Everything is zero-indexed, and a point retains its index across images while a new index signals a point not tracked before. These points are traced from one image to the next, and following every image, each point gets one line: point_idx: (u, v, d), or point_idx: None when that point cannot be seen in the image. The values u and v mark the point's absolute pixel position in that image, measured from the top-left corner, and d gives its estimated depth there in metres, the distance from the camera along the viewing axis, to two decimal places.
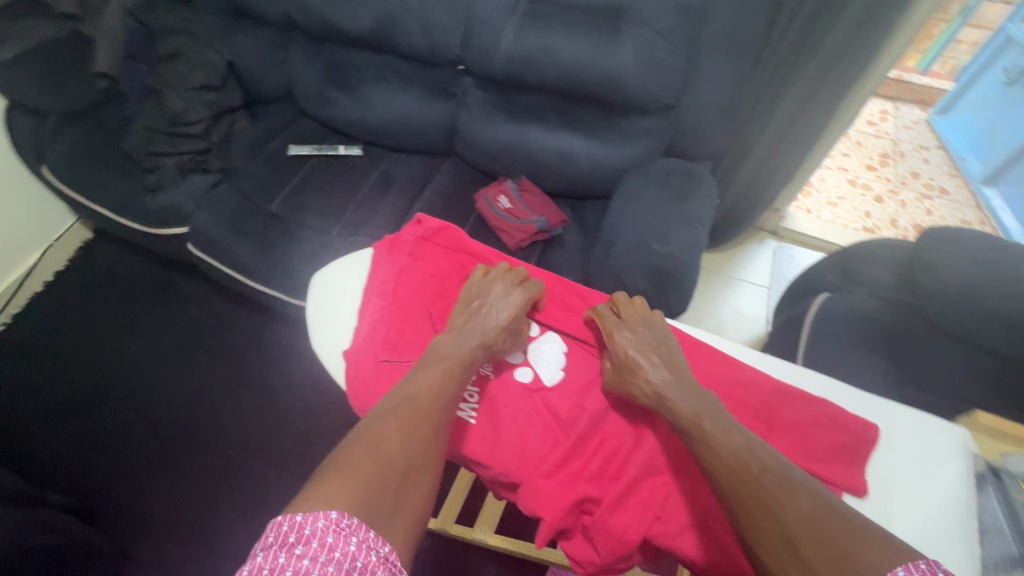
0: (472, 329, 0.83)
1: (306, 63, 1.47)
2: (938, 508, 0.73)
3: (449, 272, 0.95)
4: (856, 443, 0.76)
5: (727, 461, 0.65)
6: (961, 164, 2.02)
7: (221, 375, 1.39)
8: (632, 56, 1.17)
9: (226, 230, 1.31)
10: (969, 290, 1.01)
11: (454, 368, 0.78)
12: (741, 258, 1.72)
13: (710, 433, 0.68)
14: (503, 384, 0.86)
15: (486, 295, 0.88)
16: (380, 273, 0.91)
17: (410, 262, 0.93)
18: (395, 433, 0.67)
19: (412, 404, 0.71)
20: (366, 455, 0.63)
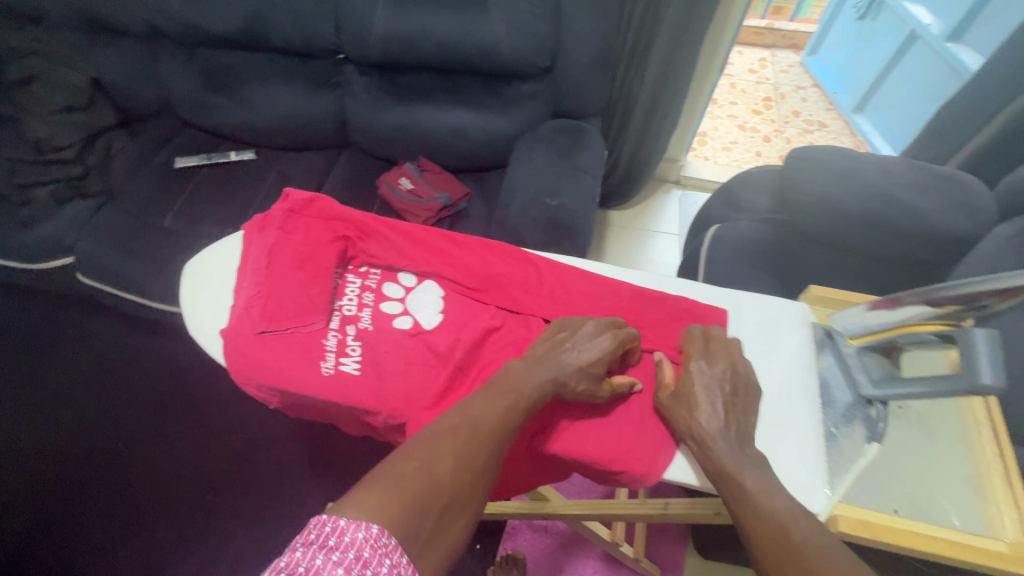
0: (545, 364, 0.63)
1: (175, 70, 1.40)
2: (797, 377, 0.64)
3: (319, 242, 0.73)
4: (711, 328, 0.68)
5: (763, 526, 0.50)
6: (833, 98, 2.20)
7: (140, 406, 1.37)
8: (501, 23, 1.17)
9: (117, 253, 1.25)
10: (827, 202, 1.11)
11: (515, 412, 0.57)
12: (652, 211, 1.86)
13: (753, 492, 0.53)
14: (378, 331, 0.69)
15: (580, 330, 0.66)
16: (251, 253, 0.72)
17: (280, 239, 0.73)
18: (452, 454, 0.51)
19: (472, 424, 0.55)
20: (417, 471, 0.49)
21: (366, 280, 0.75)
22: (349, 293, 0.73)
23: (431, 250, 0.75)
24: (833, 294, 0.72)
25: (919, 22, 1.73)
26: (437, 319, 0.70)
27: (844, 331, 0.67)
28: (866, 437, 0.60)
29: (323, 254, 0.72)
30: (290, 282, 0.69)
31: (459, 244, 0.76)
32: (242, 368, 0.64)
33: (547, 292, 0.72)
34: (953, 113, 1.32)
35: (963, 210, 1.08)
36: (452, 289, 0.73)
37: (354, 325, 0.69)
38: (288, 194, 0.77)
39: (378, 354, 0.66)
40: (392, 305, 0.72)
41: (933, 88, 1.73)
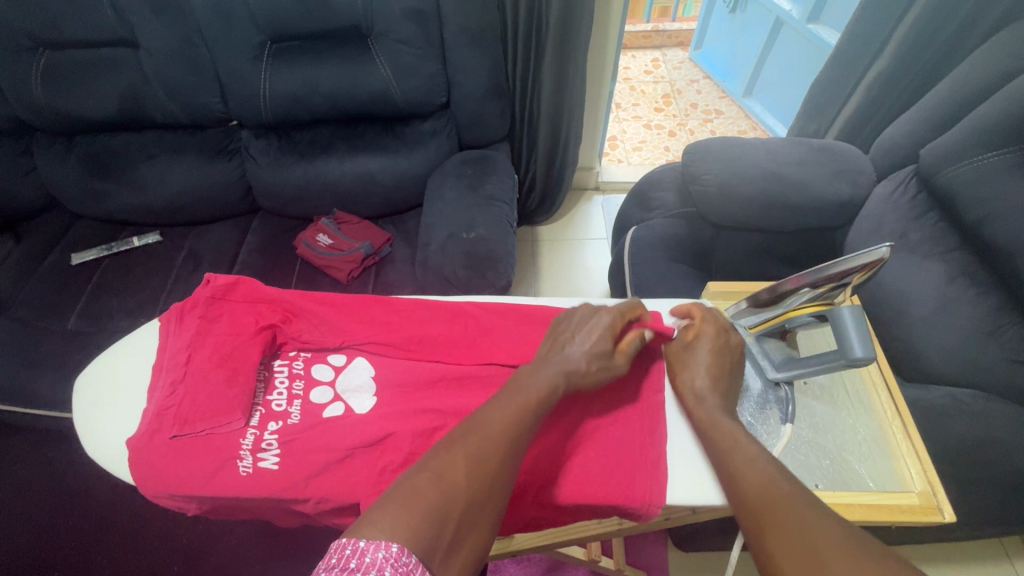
0: (552, 360, 0.59)
1: (55, 162, 1.32)
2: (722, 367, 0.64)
3: (237, 331, 0.62)
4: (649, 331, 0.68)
5: (750, 481, 0.50)
6: (724, 87, 2.35)
7: (70, 526, 1.26)
8: (387, 69, 1.19)
9: (15, 367, 1.15)
10: (726, 189, 1.18)
11: (530, 409, 0.53)
12: (577, 220, 1.91)
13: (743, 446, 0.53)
14: (306, 423, 0.58)
15: (578, 325, 0.62)
16: (168, 346, 0.62)
17: (200, 330, 0.62)
18: (466, 461, 0.47)
19: (487, 429, 0.50)
20: (430, 484, 0.44)
21: (294, 365, 0.63)
22: (278, 384, 0.62)
23: (367, 321, 0.64)
24: (727, 288, 0.77)
25: (781, 9, 1.88)
26: (373, 399, 0.60)
27: (745, 323, 0.68)
28: (780, 418, 0.61)
29: (245, 344, 0.61)
30: (205, 378, 0.59)
31: (397, 309, 0.66)
32: (151, 479, 0.55)
33: (501, 344, 0.63)
34: (821, 89, 1.43)
35: (843, 176, 1.18)
36: (393, 357, 0.63)
37: (278, 421, 0.58)
38: (208, 277, 0.66)
39: (309, 449, 0.56)
40: (321, 392, 0.61)
41: (807, 65, 1.87)
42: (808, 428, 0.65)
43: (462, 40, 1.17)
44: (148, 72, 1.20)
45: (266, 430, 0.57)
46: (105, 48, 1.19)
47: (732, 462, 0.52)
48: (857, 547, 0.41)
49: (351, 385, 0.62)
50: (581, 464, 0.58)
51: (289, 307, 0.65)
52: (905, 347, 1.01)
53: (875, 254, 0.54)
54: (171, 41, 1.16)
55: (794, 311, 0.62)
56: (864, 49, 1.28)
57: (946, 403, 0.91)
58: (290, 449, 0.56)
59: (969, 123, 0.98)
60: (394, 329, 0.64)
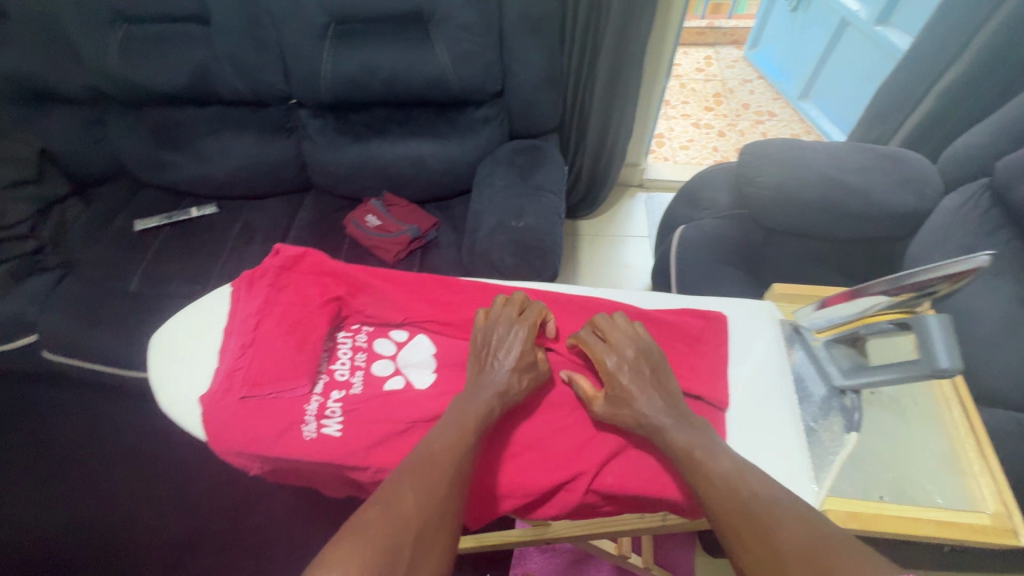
0: (488, 378, 0.58)
1: (125, 131, 1.38)
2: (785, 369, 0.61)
3: (305, 301, 0.64)
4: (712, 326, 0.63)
5: (718, 491, 0.49)
6: (779, 88, 2.28)
7: (122, 478, 1.33)
8: (446, 55, 1.19)
9: (81, 324, 1.22)
10: (783, 191, 1.15)
11: (472, 429, 0.53)
12: (619, 216, 1.89)
13: (699, 460, 0.51)
14: (368, 394, 0.60)
15: (495, 332, 0.61)
16: (238, 311, 0.65)
17: (268, 297, 0.65)
18: (413, 487, 0.47)
19: (428, 458, 0.50)
20: (381, 513, 0.44)
21: (357, 337, 0.65)
22: (341, 355, 0.64)
23: (428, 301, 0.66)
24: (795, 290, 0.70)
25: (848, 9, 1.81)
26: (433, 376, 0.62)
27: (810, 326, 0.63)
28: (844, 427, 0.57)
29: (313, 314, 0.63)
30: (275, 343, 0.61)
31: (457, 290, 0.67)
32: (220, 436, 0.57)
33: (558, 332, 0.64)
34: (889, 94, 1.37)
35: (908, 186, 1.13)
36: (452, 336, 0.65)
37: (341, 390, 0.60)
38: (277, 247, 0.69)
39: (370, 419, 0.58)
40: (383, 365, 0.63)
41: (872, 70, 1.80)
42: (875, 439, 0.63)
43: (522, 29, 1.17)
44: (217, 49, 1.24)
45: (330, 398, 0.59)
46: (178, 24, 1.23)
47: (692, 474, 0.51)
48: (813, 545, 0.42)
49: (411, 361, 0.63)
50: (635, 456, 0.57)
51: (353, 282, 0.67)
52: (966, 367, 0.97)
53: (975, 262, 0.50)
54: (241, 20, 1.19)
55: (872, 317, 0.59)
56: (939, 54, 1.23)
57: (1009, 428, 0.87)
58: (352, 417, 0.58)
59: None
60: (452, 311, 0.65)
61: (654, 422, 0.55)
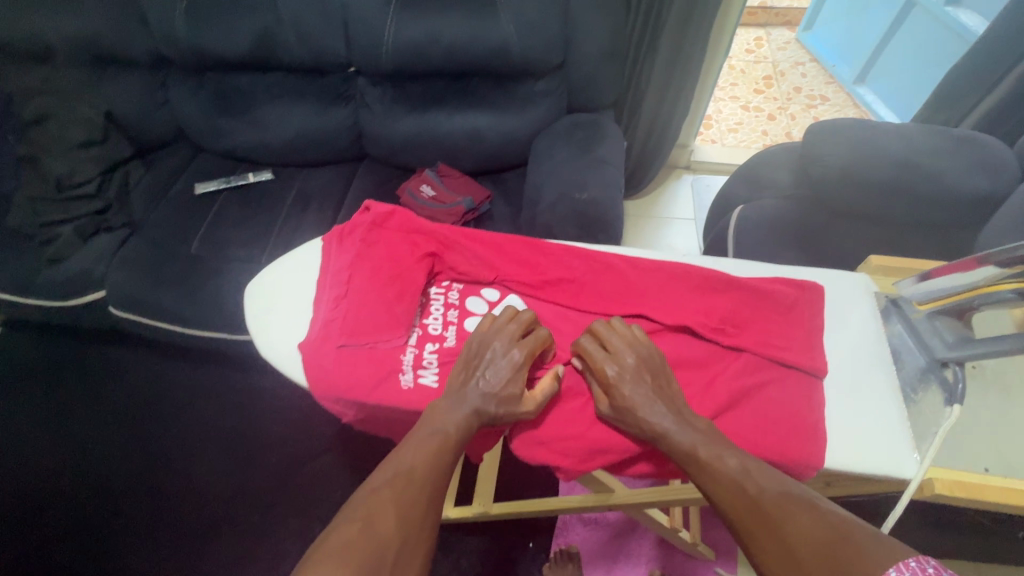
0: (467, 394, 0.56)
1: (187, 96, 1.40)
2: (880, 342, 0.60)
3: (399, 257, 0.65)
4: (806, 296, 0.62)
5: (726, 494, 0.48)
6: (833, 72, 2.21)
7: (179, 432, 1.39)
8: (511, 25, 1.18)
9: (144, 283, 1.26)
10: (852, 171, 1.12)
11: (447, 444, 0.52)
12: (665, 198, 1.87)
13: (704, 461, 0.50)
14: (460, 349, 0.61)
15: (489, 347, 0.59)
16: (332, 265, 0.67)
17: (362, 253, 0.66)
18: (393, 502, 0.47)
19: (408, 472, 0.50)
20: (361, 529, 0.44)
21: (449, 294, 0.66)
22: (434, 310, 0.65)
23: (518, 262, 0.66)
24: (894, 262, 0.69)
25: None
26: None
27: (912, 298, 0.62)
28: (944, 400, 0.54)
29: (408, 269, 0.64)
30: (372, 296, 0.62)
31: (546, 252, 0.67)
32: (321, 380, 0.59)
33: (645, 295, 0.63)
34: (964, 76, 1.32)
35: (984, 170, 1.10)
36: (542, 299, 0.65)
37: (435, 343, 0.62)
38: (369, 205, 0.70)
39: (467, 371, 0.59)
40: (475, 321, 0.64)
41: (937, 53, 1.73)
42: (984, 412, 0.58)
43: None
44: (283, 15, 1.24)
45: (425, 350, 0.61)
46: None
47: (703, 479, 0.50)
48: (823, 537, 0.42)
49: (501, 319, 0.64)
50: (734, 417, 0.56)
51: (444, 241, 0.67)
52: None
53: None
54: None
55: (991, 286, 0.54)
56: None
57: None
58: (448, 370, 0.60)
59: None
60: (541, 274, 0.65)
61: (656, 425, 0.53)
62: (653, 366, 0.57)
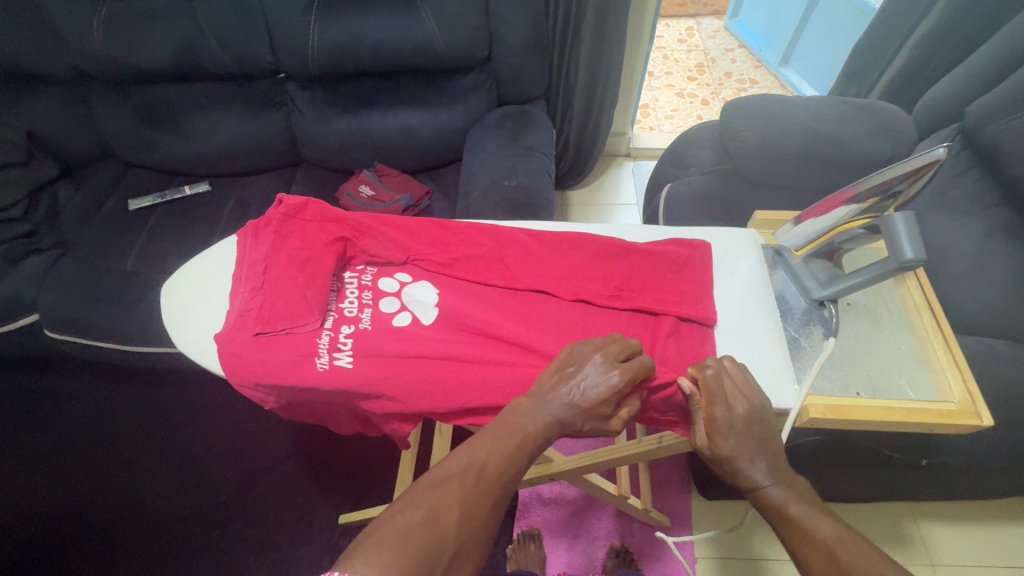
0: (554, 402, 0.54)
1: (112, 111, 1.38)
2: (766, 288, 0.65)
3: (311, 246, 0.67)
4: (695, 253, 0.66)
5: (814, 558, 0.49)
6: (760, 56, 2.31)
7: (130, 454, 1.35)
8: (432, 21, 1.21)
9: (77, 303, 1.22)
10: (766, 143, 1.18)
11: (521, 452, 0.52)
12: (608, 186, 1.93)
13: (798, 520, 0.51)
14: (373, 329, 0.63)
15: (589, 359, 0.56)
16: (247, 258, 0.68)
17: (277, 245, 0.68)
18: (459, 501, 0.47)
19: (479, 470, 0.50)
20: (424, 522, 0.45)
21: (363, 277, 0.68)
22: (349, 294, 0.66)
23: (428, 242, 0.69)
24: (775, 217, 0.73)
25: None
26: (436, 310, 0.64)
27: (790, 245, 0.66)
28: (823, 334, 0.61)
29: (319, 256, 0.66)
30: (285, 285, 0.64)
31: (455, 231, 0.69)
32: (237, 369, 0.60)
33: (550, 265, 0.67)
34: (867, 49, 1.41)
35: (886, 134, 1.17)
36: (451, 275, 0.67)
37: (351, 325, 0.63)
38: (281, 198, 0.71)
39: (378, 349, 0.61)
40: (389, 302, 0.66)
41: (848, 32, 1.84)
42: (851, 342, 0.62)
43: None
44: (203, 23, 1.24)
45: (339, 333, 0.62)
46: None
47: (793, 538, 0.51)
48: None
49: (413, 298, 0.66)
50: None
51: (356, 229, 0.69)
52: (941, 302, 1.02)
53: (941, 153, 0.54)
54: None
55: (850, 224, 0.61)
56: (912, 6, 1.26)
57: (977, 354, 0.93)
58: (361, 349, 0.61)
59: (1016, 79, 0.98)
60: (451, 252, 0.68)
61: (751, 479, 0.53)
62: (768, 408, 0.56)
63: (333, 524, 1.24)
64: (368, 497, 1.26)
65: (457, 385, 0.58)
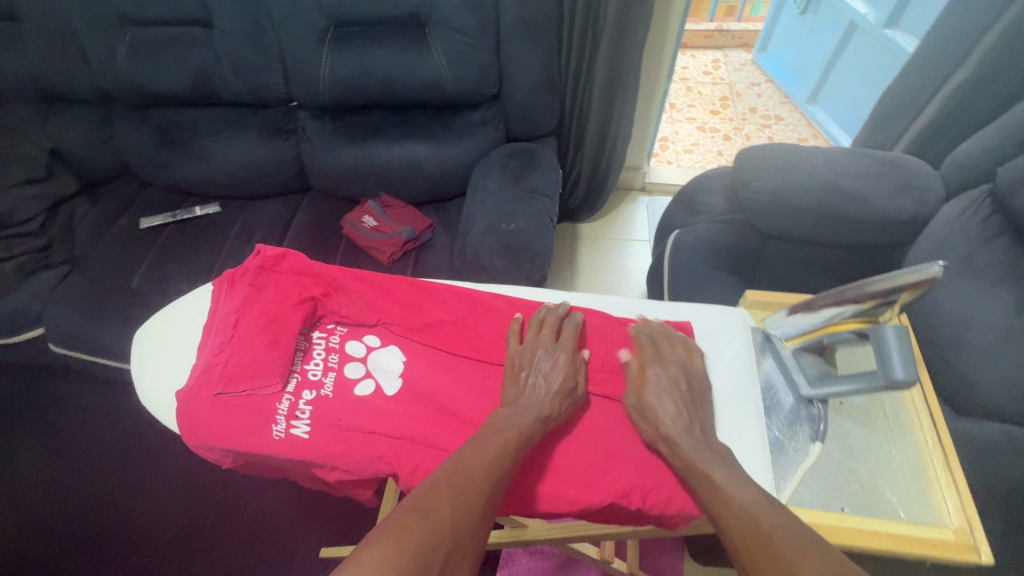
0: (524, 399, 0.60)
1: (131, 131, 1.41)
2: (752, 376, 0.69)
3: (284, 301, 0.66)
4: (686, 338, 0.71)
5: (731, 517, 0.51)
6: (788, 92, 2.24)
7: (123, 468, 1.36)
8: (442, 58, 1.20)
9: (82, 318, 1.25)
10: (777, 195, 1.13)
11: (510, 448, 0.55)
12: (621, 221, 1.88)
13: (715, 482, 0.55)
14: (337, 396, 0.61)
15: (534, 356, 0.63)
16: (220, 308, 0.67)
17: (250, 298, 0.66)
18: (451, 498, 0.49)
19: (466, 469, 0.52)
20: (418, 521, 0.46)
21: (331, 338, 0.67)
22: (315, 355, 0.65)
23: (400, 304, 0.68)
24: (767, 298, 0.78)
25: (856, 12, 1.78)
26: (401, 381, 0.63)
27: (780, 334, 0.71)
28: (809, 437, 0.64)
29: (287, 316, 0.64)
30: (252, 342, 0.63)
31: (430, 294, 0.69)
32: (193, 431, 0.59)
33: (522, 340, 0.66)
34: (894, 99, 1.34)
35: (908, 192, 1.11)
36: (420, 341, 0.66)
37: (313, 390, 0.62)
38: (259, 249, 0.71)
39: (337, 419, 0.59)
40: (355, 367, 0.64)
41: (879, 74, 1.77)
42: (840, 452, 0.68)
43: (517, 32, 1.18)
44: (220, 52, 1.26)
45: (300, 397, 0.61)
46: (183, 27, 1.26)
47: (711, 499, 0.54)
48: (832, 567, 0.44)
49: (379, 365, 0.65)
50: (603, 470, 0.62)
51: (331, 287, 0.69)
52: (962, 379, 0.95)
53: (928, 274, 0.56)
54: (244, 24, 1.22)
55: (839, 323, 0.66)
56: (943, 57, 1.20)
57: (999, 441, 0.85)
58: (320, 418, 0.59)
59: None
60: (422, 317, 0.67)
61: (666, 431, 0.61)
62: (697, 376, 0.66)
63: (314, 559, 1.22)
64: (350, 534, 1.24)
65: (413, 465, 0.57)
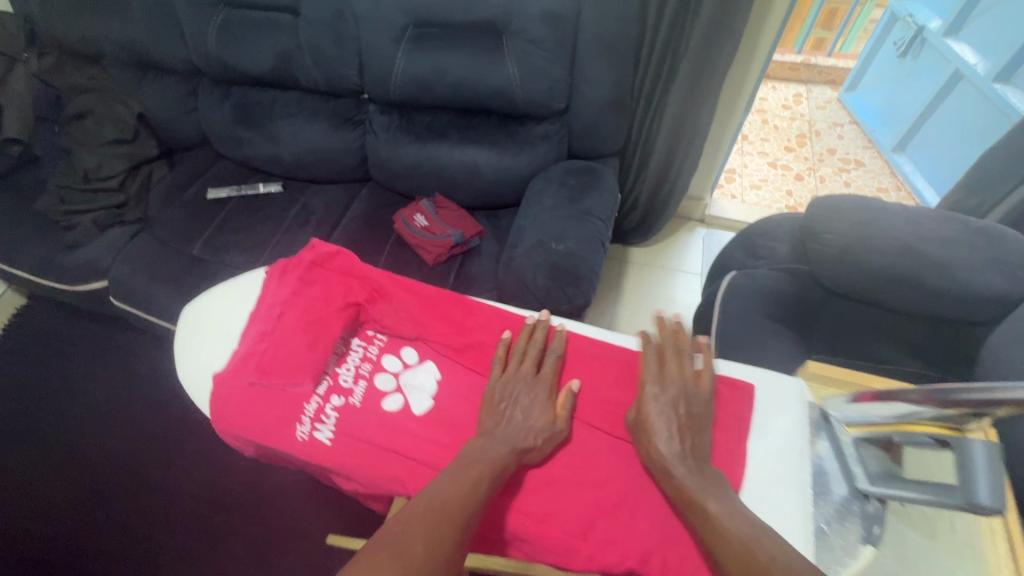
0: (498, 433, 0.61)
1: (213, 105, 1.48)
2: (801, 457, 0.66)
3: (330, 303, 0.68)
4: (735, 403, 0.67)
5: (731, 552, 0.52)
6: (873, 136, 2.11)
7: (160, 423, 1.42)
8: (514, 68, 1.19)
9: (143, 277, 1.31)
10: (849, 251, 1.06)
11: (485, 480, 0.56)
12: (675, 250, 1.82)
13: (711, 512, 0.56)
14: (364, 408, 0.64)
15: (514, 391, 0.65)
16: (267, 297, 0.69)
17: (297, 292, 0.69)
18: (423, 535, 0.50)
19: (440, 504, 0.53)
20: (388, 558, 0.47)
21: (370, 347, 0.69)
22: (350, 360, 0.68)
23: (441, 323, 0.69)
24: (828, 373, 0.81)
25: (963, 61, 1.64)
26: (430, 402, 0.65)
27: (842, 418, 0.71)
28: (861, 537, 0.61)
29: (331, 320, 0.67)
30: (292, 339, 0.65)
31: (476, 316, 0.70)
32: (222, 417, 0.62)
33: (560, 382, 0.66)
34: (997, 161, 1.23)
35: (1000, 267, 1.00)
36: (458, 361, 0.68)
37: (342, 397, 0.64)
38: (315, 244, 0.74)
39: (360, 428, 0.62)
40: (386, 380, 0.66)
41: (980, 130, 1.63)
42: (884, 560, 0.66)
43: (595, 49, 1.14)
44: (303, 39, 1.30)
45: (326, 402, 0.64)
46: (272, 12, 1.31)
47: (706, 532, 0.55)
48: None
49: (409, 382, 0.67)
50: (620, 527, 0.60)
51: (377, 295, 0.71)
52: None
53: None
54: (328, 15, 1.25)
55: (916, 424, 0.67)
56: None
57: None
58: (344, 426, 0.62)
59: None
60: (461, 340, 0.68)
61: (662, 458, 0.61)
62: (695, 398, 0.65)
63: (323, 544, 1.23)
64: (359, 526, 1.25)
65: None
